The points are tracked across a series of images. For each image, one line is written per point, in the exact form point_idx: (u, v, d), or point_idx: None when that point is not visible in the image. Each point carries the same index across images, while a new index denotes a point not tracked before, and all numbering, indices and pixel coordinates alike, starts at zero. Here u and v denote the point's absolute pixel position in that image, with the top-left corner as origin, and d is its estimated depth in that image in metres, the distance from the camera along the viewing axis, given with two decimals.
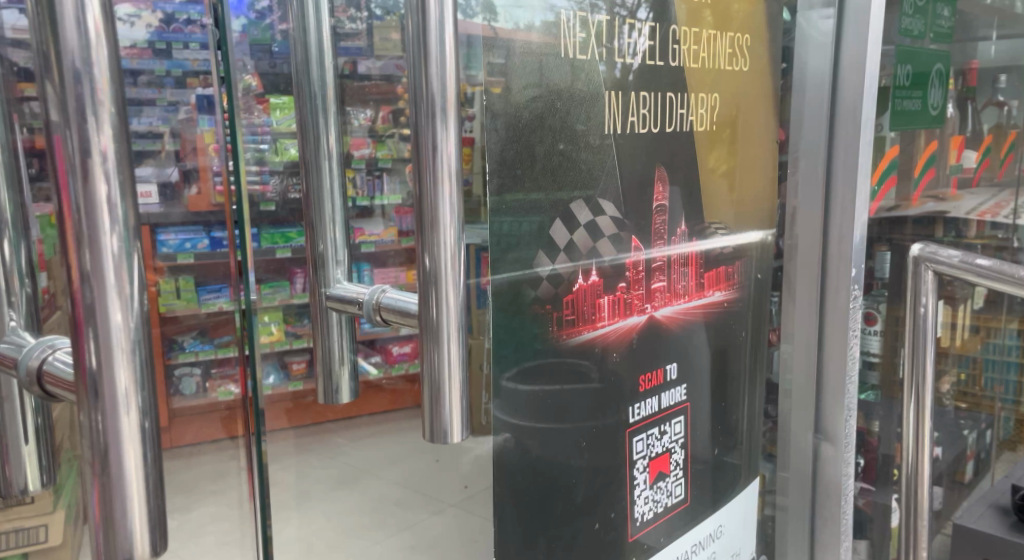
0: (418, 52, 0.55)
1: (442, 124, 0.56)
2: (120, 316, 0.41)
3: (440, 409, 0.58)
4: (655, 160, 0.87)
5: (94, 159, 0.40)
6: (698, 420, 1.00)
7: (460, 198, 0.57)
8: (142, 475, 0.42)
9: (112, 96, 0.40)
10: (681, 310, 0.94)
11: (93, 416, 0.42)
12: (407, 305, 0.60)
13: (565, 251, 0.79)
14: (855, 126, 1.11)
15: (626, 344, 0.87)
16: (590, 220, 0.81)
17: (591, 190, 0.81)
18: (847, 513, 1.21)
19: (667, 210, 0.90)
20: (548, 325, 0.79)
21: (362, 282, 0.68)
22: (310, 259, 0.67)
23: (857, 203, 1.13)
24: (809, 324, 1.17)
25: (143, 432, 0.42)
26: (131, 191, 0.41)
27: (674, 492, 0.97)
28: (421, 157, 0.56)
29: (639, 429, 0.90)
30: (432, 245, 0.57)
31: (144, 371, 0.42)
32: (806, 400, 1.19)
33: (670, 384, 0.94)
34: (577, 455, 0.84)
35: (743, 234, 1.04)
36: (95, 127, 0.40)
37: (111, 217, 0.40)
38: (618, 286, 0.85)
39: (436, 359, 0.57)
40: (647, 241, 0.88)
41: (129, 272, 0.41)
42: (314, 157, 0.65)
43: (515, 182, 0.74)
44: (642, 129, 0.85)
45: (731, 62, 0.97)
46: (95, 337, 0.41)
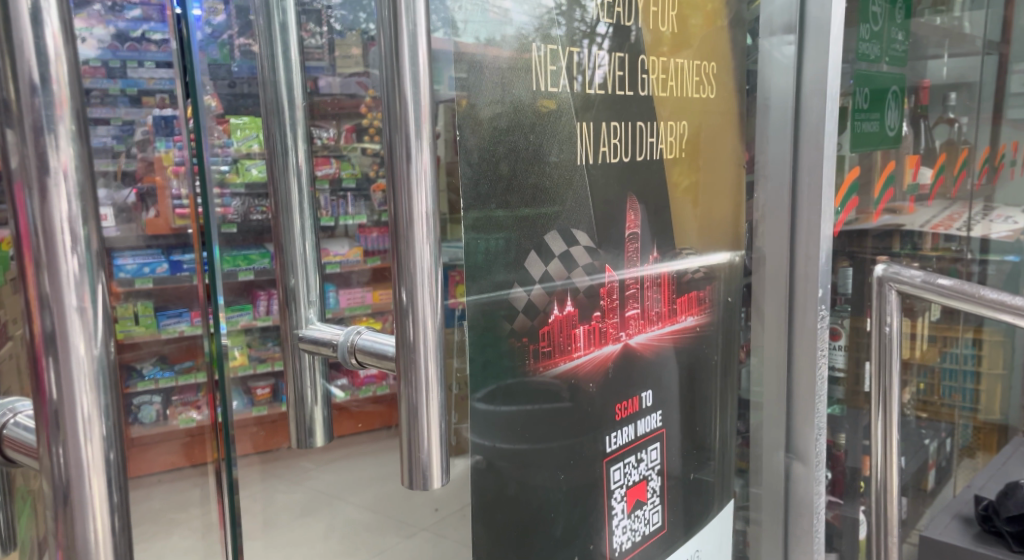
0: (391, 78, 0.54)
1: (417, 146, 0.55)
2: (84, 344, 0.40)
3: (418, 447, 0.56)
4: (627, 189, 0.88)
5: (55, 181, 0.38)
6: (674, 445, 1.01)
7: (436, 222, 0.56)
8: (106, 508, 0.41)
9: (72, 116, 0.39)
10: (654, 337, 0.95)
11: (55, 449, 0.40)
12: (383, 348, 0.60)
13: (539, 283, 0.79)
14: (819, 148, 1.13)
15: (602, 373, 0.87)
16: (564, 250, 0.81)
17: (564, 221, 0.81)
18: (819, 530, 1.22)
19: (639, 238, 0.90)
20: (525, 359, 0.78)
21: (336, 323, 0.66)
22: (281, 295, 0.66)
23: (822, 223, 1.14)
24: (777, 344, 1.18)
25: (108, 465, 0.41)
26: (94, 214, 0.40)
27: (651, 520, 0.97)
28: (396, 185, 0.55)
29: (616, 458, 0.90)
30: (409, 277, 0.55)
31: (108, 398, 0.41)
32: (777, 419, 1.20)
33: (645, 411, 0.94)
34: (556, 489, 0.84)
35: (712, 255, 1.05)
36: (55, 147, 0.38)
37: (71, 240, 0.39)
38: (593, 315, 0.85)
39: (414, 396, 0.56)
40: (620, 267, 0.88)
41: (92, 295, 0.40)
42: (286, 191, 0.65)
43: (488, 212, 0.74)
44: (613, 158, 0.86)
45: (699, 90, 0.98)
46: (56, 365, 0.39)
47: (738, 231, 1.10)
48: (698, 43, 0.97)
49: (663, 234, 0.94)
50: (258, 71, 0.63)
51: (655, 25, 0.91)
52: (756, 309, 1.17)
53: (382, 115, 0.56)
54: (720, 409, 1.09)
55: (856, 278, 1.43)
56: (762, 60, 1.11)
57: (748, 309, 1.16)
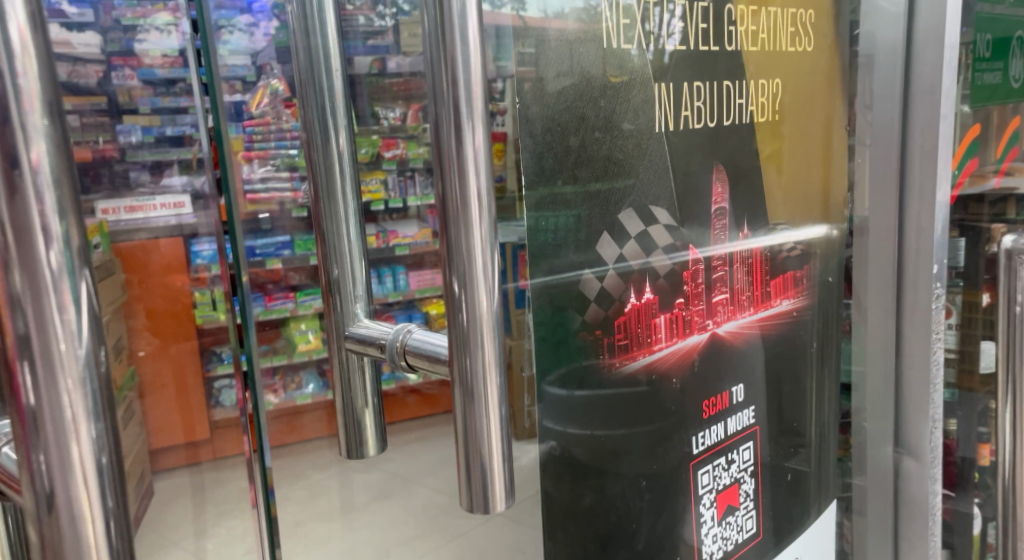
0: (437, 40, 0.46)
1: (470, 126, 0.47)
2: (66, 346, 0.34)
3: (476, 458, 0.49)
4: (713, 158, 0.78)
5: (26, 181, 0.32)
6: (769, 443, 0.91)
7: (493, 212, 0.48)
8: (98, 515, 0.35)
9: (44, 108, 0.33)
10: (746, 324, 0.85)
11: (35, 457, 0.34)
12: (435, 348, 0.52)
13: (613, 268, 0.71)
14: (934, 103, 1.01)
15: (688, 366, 0.78)
16: (642, 231, 0.73)
17: (643, 197, 0.72)
18: (935, 534, 1.10)
19: (727, 214, 0.81)
20: (598, 355, 0.70)
21: (388, 320, 0.59)
22: (324, 289, 0.59)
23: (938, 189, 1.03)
24: (885, 327, 1.07)
25: (100, 470, 0.35)
26: (73, 207, 0.34)
27: (744, 526, 0.87)
28: (443, 162, 0.47)
29: (703, 461, 0.81)
30: (462, 272, 0.48)
31: (99, 401, 0.35)
32: (884, 413, 1.09)
33: (736, 407, 0.85)
34: (638, 498, 0.75)
35: (810, 228, 0.94)
36: (25, 141, 0.32)
37: (45, 237, 0.33)
38: (675, 303, 0.76)
39: (473, 402, 0.49)
40: (706, 249, 0.79)
41: (74, 294, 0.34)
42: (325, 183, 0.57)
43: (554, 189, 0.66)
44: (697, 123, 0.76)
45: (794, 43, 0.87)
46: (32, 367, 0.33)
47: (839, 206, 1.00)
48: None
49: (753, 207, 0.84)
50: (292, 42, 0.56)
51: None
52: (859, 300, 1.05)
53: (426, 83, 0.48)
54: (816, 397, 0.99)
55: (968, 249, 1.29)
56: (868, 9, 0.99)
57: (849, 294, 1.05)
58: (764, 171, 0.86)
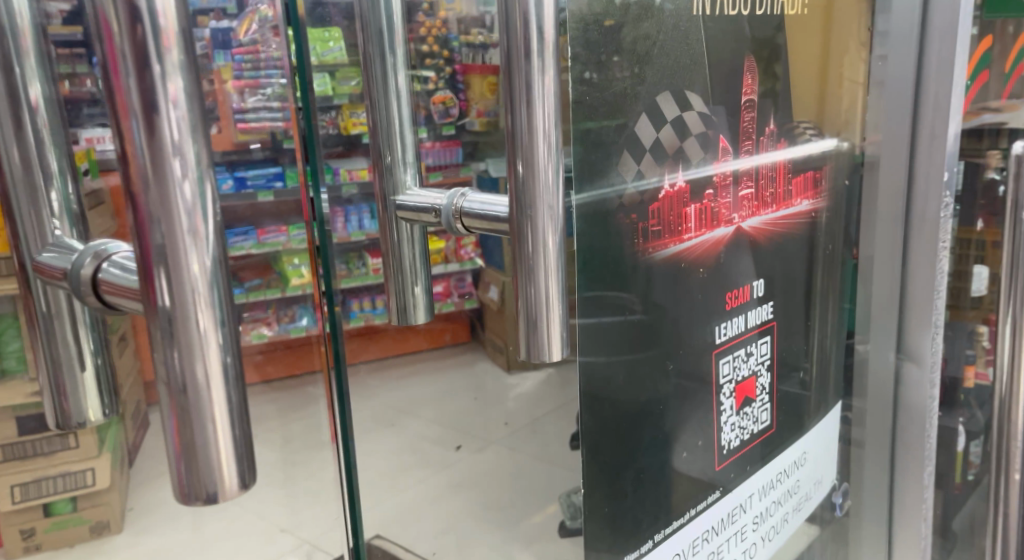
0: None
1: (537, 19, 0.48)
2: (199, 268, 0.37)
3: (535, 339, 0.52)
4: (744, 49, 0.82)
5: (162, 115, 0.36)
6: (783, 340, 0.95)
7: (556, 102, 0.50)
8: (225, 404, 0.38)
9: (180, 46, 0.36)
10: (768, 222, 0.88)
11: (168, 352, 0.37)
12: (494, 209, 0.55)
13: (649, 150, 0.72)
14: (952, 12, 1.04)
15: (714, 258, 0.81)
16: (676, 116, 0.75)
17: (676, 84, 0.74)
18: (931, 436, 1.16)
19: (755, 105, 0.84)
20: (634, 238, 0.72)
21: (436, 188, 0.61)
22: (378, 173, 0.62)
23: (952, 99, 1.06)
24: (892, 236, 1.12)
25: (225, 370, 0.38)
26: (203, 132, 0.37)
27: (759, 418, 0.92)
28: (512, 64, 0.49)
29: (725, 351, 0.85)
30: (528, 168, 0.50)
31: (224, 308, 0.38)
32: (888, 318, 1.14)
33: (756, 302, 0.89)
34: (664, 379, 0.79)
35: (825, 138, 0.98)
36: (163, 77, 0.35)
37: (182, 168, 0.36)
38: (705, 194, 0.79)
39: (533, 286, 0.51)
40: (734, 141, 0.81)
41: (204, 215, 0.37)
42: (380, 75, 0.59)
43: (600, 67, 0.68)
44: (731, 11, 0.79)
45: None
46: (167, 276, 0.37)
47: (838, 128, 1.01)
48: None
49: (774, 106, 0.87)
50: None
51: None
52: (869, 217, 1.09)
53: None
54: (822, 299, 1.02)
55: (968, 173, 1.31)
56: None
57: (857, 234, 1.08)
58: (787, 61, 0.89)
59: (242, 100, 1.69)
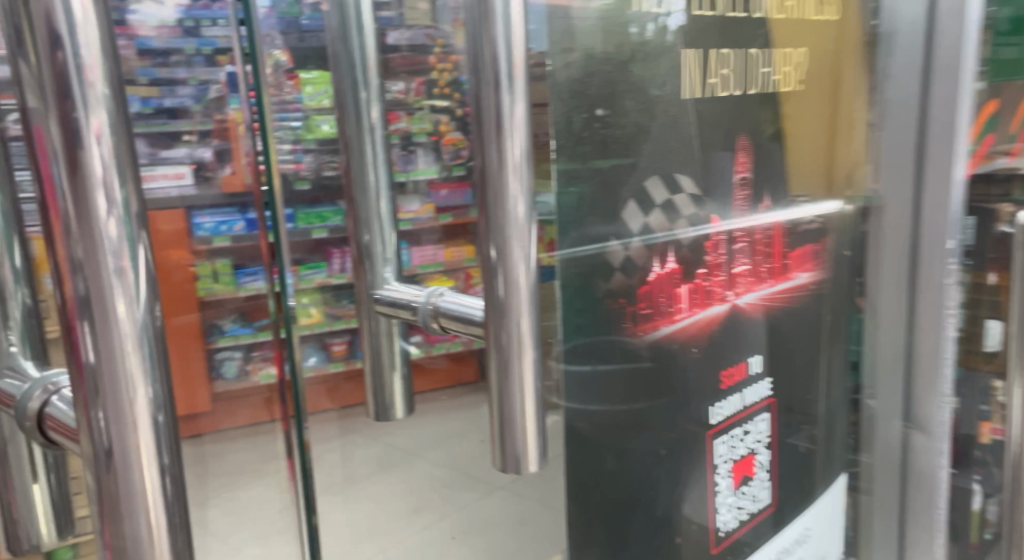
0: (480, 21, 0.46)
1: (509, 90, 0.47)
2: (124, 306, 0.34)
3: (509, 415, 0.50)
4: (738, 129, 0.80)
5: (89, 152, 0.33)
6: (783, 413, 0.92)
7: (532, 176, 0.49)
8: (155, 471, 0.35)
9: (105, 77, 0.33)
10: (766, 297, 0.86)
11: (94, 414, 0.35)
12: (468, 309, 0.53)
13: (638, 237, 0.74)
14: (955, 78, 1.01)
15: (708, 336, 0.80)
16: (667, 199, 0.75)
17: (666, 166, 0.74)
18: (942, 507, 1.12)
19: (750, 181, 0.82)
20: (622, 322, 0.75)
21: (416, 282, 0.60)
22: (358, 253, 0.61)
23: (956, 165, 1.03)
24: (896, 301, 1.09)
25: (156, 422, 0.35)
26: (132, 173, 0.34)
27: (759, 497, 0.89)
28: (483, 132, 0.48)
29: (720, 431, 0.83)
30: (500, 236, 0.48)
31: (155, 363, 0.35)
32: (896, 382, 1.11)
33: (753, 378, 0.86)
34: (655, 464, 0.80)
35: (825, 204, 0.94)
36: (84, 109, 0.33)
37: (108, 204, 0.33)
38: (696, 272, 0.78)
39: (504, 360, 0.50)
40: (728, 219, 0.80)
41: (133, 259, 0.34)
42: None
43: (585, 158, 0.70)
44: (722, 92, 0.78)
45: (820, 11, 0.89)
46: (93, 326, 0.34)
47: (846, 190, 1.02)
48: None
49: (772, 175, 0.85)
50: None
51: None
52: (873, 276, 1.09)
53: (468, 61, 0.48)
54: (827, 370, 0.99)
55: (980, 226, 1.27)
56: None
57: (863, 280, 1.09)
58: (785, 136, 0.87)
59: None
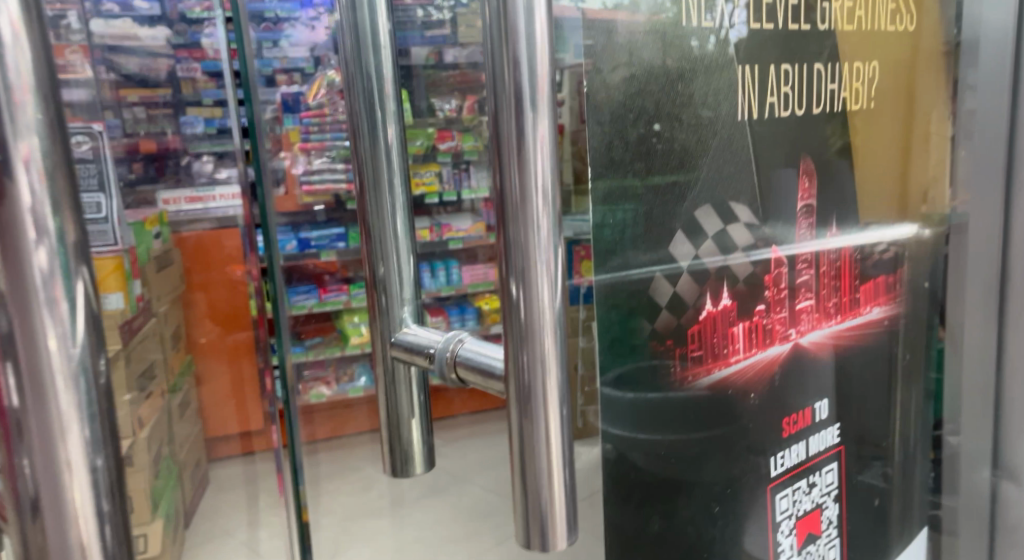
0: (500, 28, 0.41)
1: (532, 108, 0.41)
2: (56, 341, 0.30)
3: (533, 478, 0.43)
4: (800, 151, 0.72)
5: (17, 181, 0.29)
6: (855, 462, 0.84)
7: (558, 202, 0.43)
8: (94, 525, 0.31)
9: (38, 101, 0.29)
10: (833, 334, 0.79)
11: (19, 462, 0.30)
12: (491, 364, 0.46)
13: (688, 270, 0.65)
14: None
15: (768, 380, 0.72)
16: (719, 229, 0.66)
17: (718, 194, 0.66)
18: None
19: (813, 209, 0.74)
20: (670, 366, 0.64)
21: (437, 325, 0.54)
22: (373, 298, 0.55)
23: None
24: (983, 336, 1.01)
25: (95, 477, 0.31)
26: (68, 202, 0.30)
27: (826, 557, 0.80)
28: (502, 154, 0.42)
29: (782, 485, 0.75)
30: (523, 270, 0.42)
31: (93, 406, 0.31)
32: (983, 425, 1.02)
33: (819, 425, 0.78)
34: (709, 523, 0.70)
35: (899, 226, 0.87)
36: (13, 133, 0.29)
37: (37, 234, 0.29)
38: (755, 309, 0.70)
39: (529, 412, 0.43)
40: (790, 251, 0.72)
41: (68, 292, 0.30)
42: (371, 156, 0.52)
43: (625, 184, 0.60)
44: (782, 112, 0.70)
45: (895, 21, 0.81)
46: (17, 367, 0.29)
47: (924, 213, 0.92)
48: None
49: (839, 202, 0.77)
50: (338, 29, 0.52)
51: None
52: (954, 316, 0.97)
53: (487, 74, 0.43)
54: (901, 413, 0.91)
55: None
56: None
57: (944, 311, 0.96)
58: (852, 159, 0.79)
59: (307, 162, 1.68)
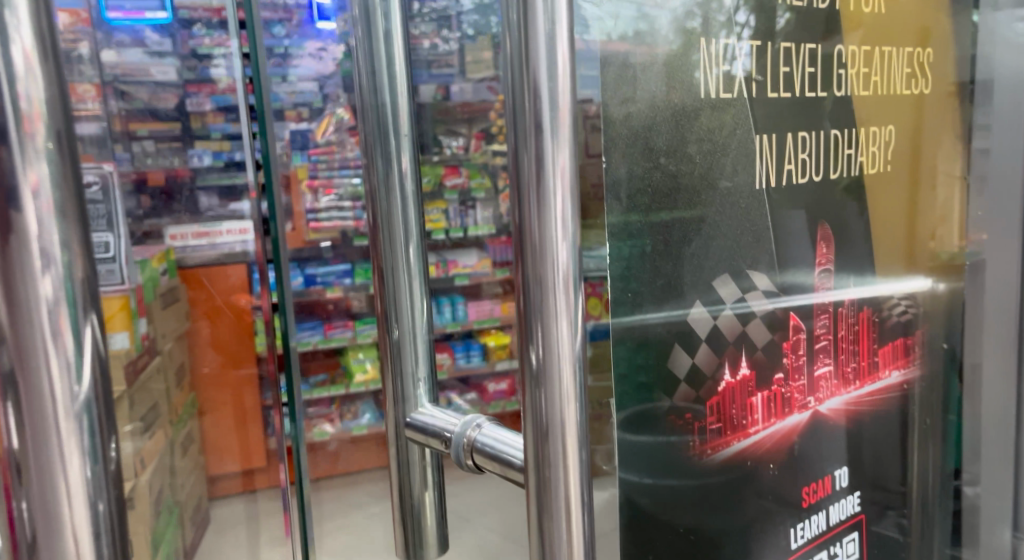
0: (522, 62, 0.40)
1: (553, 146, 0.40)
2: (58, 374, 0.27)
3: (550, 524, 0.42)
4: (818, 216, 0.72)
5: (24, 209, 0.26)
6: (875, 528, 0.83)
7: (579, 249, 0.42)
8: None
9: (50, 125, 0.27)
10: (852, 400, 0.78)
11: (16, 505, 0.27)
12: (507, 452, 0.47)
13: (707, 341, 0.64)
14: None
15: (786, 449, 0.71)
16: (738, 299, 0.66)
17: (736, 261, 0.65)
18: None
19: (830, 276, 0.74)
20: (687, 439, 0.63)
21: (452, 408, 0.56)
22: (387, 351, 0.57)
23: None
24: (1001, 389, 1.00)
25: (95, 521, 0.28)
26: (78, 229, 0.28)
27: None
28: (523, 191, 0.41)
29: (802, 556, 0.74)
30: (543, 318, 0.41)
31: (96, 447, 0.28)
32: (1002, 479, 1.01)
33: (839, 494, 0.78)
34: None
35: (912, 280, 0.86)
36: (21, 157, 0.26)
37: (42, 263, 0.27)
38: (773, 379, 0.69)
39: (546, 465, 0.42)
40: (808, 318, 0.72)
41: (73, 329, 0.27)
42: (385, 203, 0.55)
43: (641, 254, 0.59)
44: (800, 178, 0.70)
45: (910, 85, 0.83)
46: (16, 406, 0.27)
47: (931, 267, 0.89)
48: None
49: (855, 267, 0.77)
50: (358, 92, 0.54)
51: None
52: (973, 377, 0.96)
53: (508, 108, 0.42)
54: (919, 474, 0.90)
55: None
56: (988, 39, 0.92)
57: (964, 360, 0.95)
58: (871, 221, 0.79)
59: (314, 201, 1.64)
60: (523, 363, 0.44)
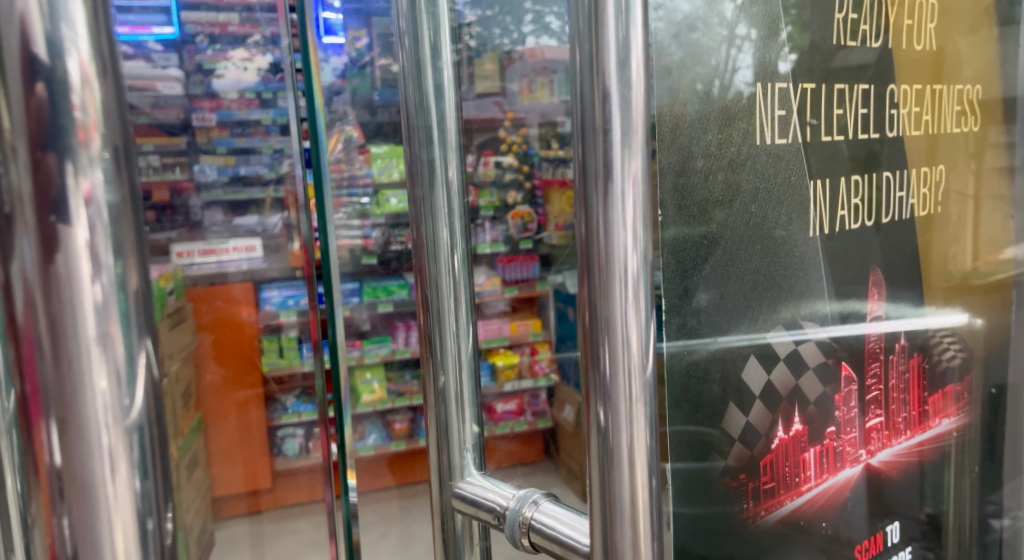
0: (591, 65, 0.38)
1: (623, 155, 0.38)
2: (108, 387, 0.25)
3: (617, 552, 0.40)
4: (870, 262, 0.70)
5: (74, 219, 0.24)
6: None
7: (650, 263, 0.39)
8: None
9: (108, 136, 0.25)
10: (901, 451, 0.76)
11: (58, 523, 0.25)
12: (568, 538, 0.45)
13: (760, 397, 0.61)
14: None
15: (839, 505, 0.69)
16: (791, 352, 0.63)
17: (790, 310, 0.63)
18: None
19: (882, 323, 0.71)
20: (742, 503, 0.61)
21: (504, 482, 0.53)
22: (431, 397, 0.55)
23: None
24: None
25: (145, 547, 0.26)
26: (136, 243, 0.25)
27: None
28: (588, 196, 0.39)
29: None
30: (609, 331, 0.39)
31: (149, 473, 0.26)
32: None
33: (890, 549, 0.76)
34: None
35: (952, 314, 0.83)
36: (75, 166, 0.24)
37: (95, 271, 0.25)
38: (825, 433, 0.67)
39: (615, 490, 0.40)
40: (860, 368, 0.70)
41: (128, 345, 0.25)
42: (431, 237, 0.52)
43: (696, 307, 0.57)
44: (853, 224, 0.68)
45: (960, 122, 0.82)
46: (64, 425, 0.25)
47: (948, 289, 0.81)
48: (940, 31, 0.77)
49: (906, 314, 0.75)
50: (403, 114, 0.52)
51: (898, 14, 0.72)
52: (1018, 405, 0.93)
53: (573, 117, 0.39)
54: (962, 512, 0.88)
55: None
56: None
57: (1007, 396, 0.92)
58: (921, 262, 0.77)
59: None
60: (587, 382, 0.41)
